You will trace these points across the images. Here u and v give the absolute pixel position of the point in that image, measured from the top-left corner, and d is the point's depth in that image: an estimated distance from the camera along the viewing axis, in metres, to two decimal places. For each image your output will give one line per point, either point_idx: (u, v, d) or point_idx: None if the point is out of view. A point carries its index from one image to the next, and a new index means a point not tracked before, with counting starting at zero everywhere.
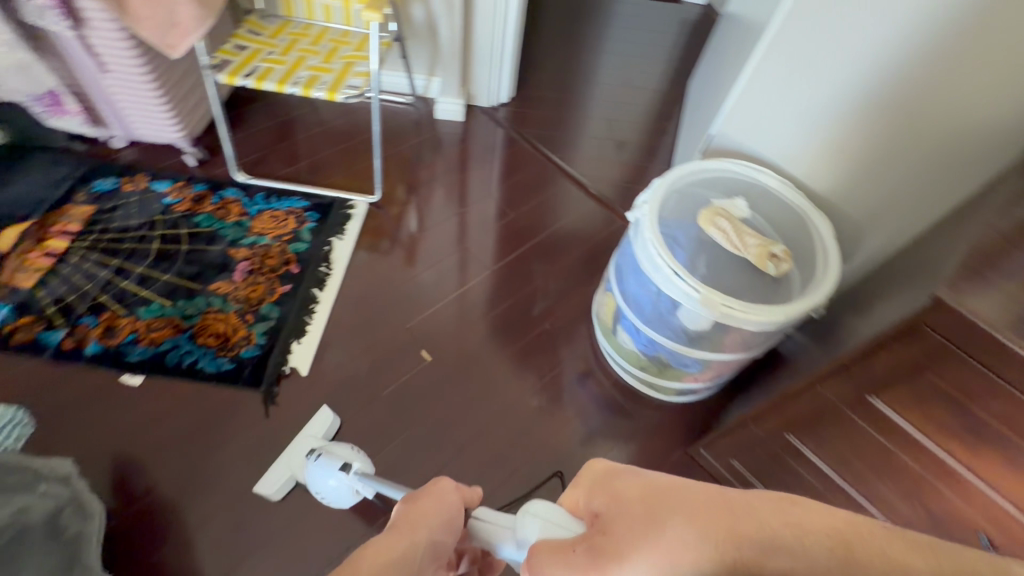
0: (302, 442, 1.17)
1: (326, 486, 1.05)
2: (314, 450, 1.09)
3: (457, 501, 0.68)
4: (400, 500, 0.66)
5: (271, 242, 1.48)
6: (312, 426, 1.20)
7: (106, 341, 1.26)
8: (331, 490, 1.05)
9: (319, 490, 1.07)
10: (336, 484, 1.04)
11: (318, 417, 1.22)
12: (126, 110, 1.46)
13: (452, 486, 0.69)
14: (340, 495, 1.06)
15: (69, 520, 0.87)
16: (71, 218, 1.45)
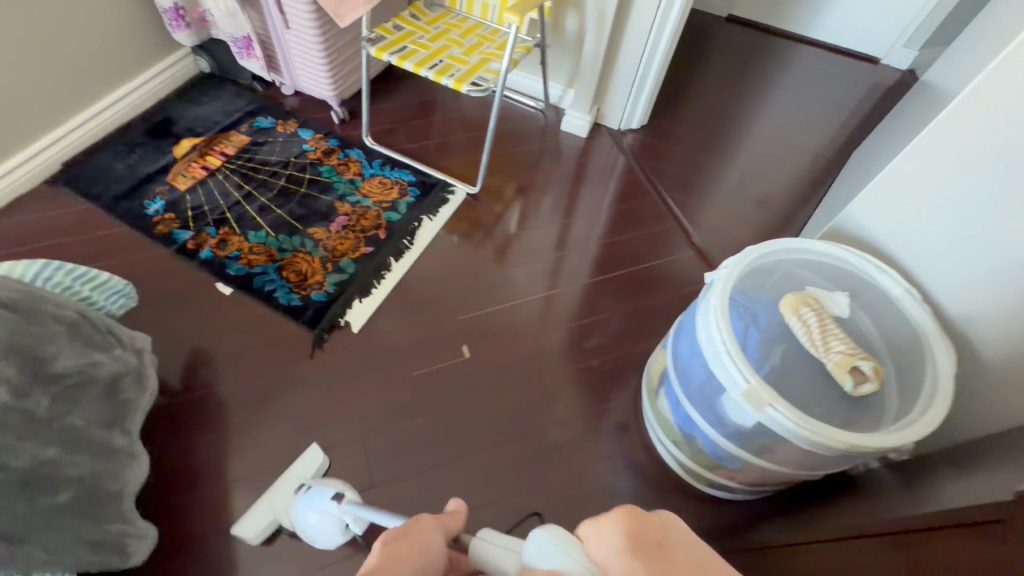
0: (288, 482, 1.15)
1: (316, 517, 1.04)
2: (307, 485, 1.09)
3: (439, 542, 0.68)
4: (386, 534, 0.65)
5: (371, 205, 1.60)
6: (298, 465, 1.18)
7: (217, 251, 1.46)
8: (322, 527, 1.04)
9: (309, 527, 1.05)
10: (329, 517, 1.03)
11: (306, 456, 1.19)
12: (296, 64, 1.67)
13: (434, 524, 0.70)
14: (331, 533, 1.04)
15: (125, 387, 1.02)
16: (230, 143, 1.71)
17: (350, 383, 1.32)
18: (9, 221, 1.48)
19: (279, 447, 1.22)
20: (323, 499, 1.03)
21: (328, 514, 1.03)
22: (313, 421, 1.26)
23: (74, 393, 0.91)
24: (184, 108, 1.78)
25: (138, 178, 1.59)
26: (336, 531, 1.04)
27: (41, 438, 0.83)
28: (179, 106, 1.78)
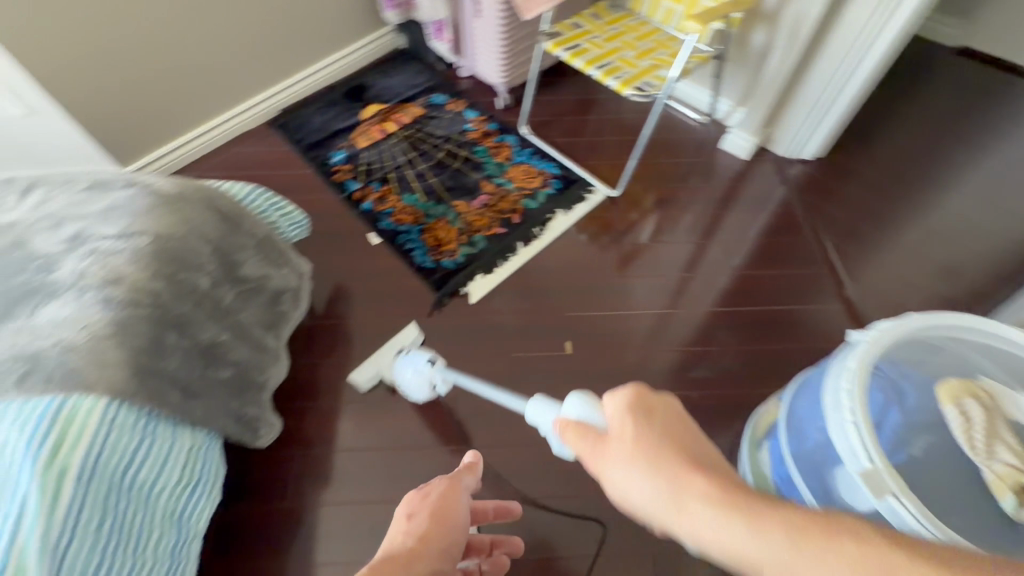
0: (391, 347, 1.38)
1: (410, 374, 1.25)
2: (405, 350, 1.30)
3: (461, 506, 0.90)
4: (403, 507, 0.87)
5: (513, 189, 1.69)
6: (398, 337, 1.39)
7: (375, 205, 1.66)
8: (415, 383, 1.25)
9: (404, 381, 1.26)
10: (422, 375, 1.23)
11: (406, 331, 1.40)
12: (477, 50, 1.81)
13: (457, 496, 0.91)
14: (422, 391, 1.26)
15: (283, 301, 1.22)
16: (406, 113, 1.91)
17: (456, 346, 1.42)
18: (234, 150, 1.84)
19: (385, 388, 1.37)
20: (419, 361, 1.23)
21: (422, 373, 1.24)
22: None
23: (248, 295, 1.12)
24: (377, 77, 2.03)
25: (330, 131, 1.87)
26: (426, 388, 1.25)
27: (220, 324, 1.03)
28: (374, 75, 2.04)
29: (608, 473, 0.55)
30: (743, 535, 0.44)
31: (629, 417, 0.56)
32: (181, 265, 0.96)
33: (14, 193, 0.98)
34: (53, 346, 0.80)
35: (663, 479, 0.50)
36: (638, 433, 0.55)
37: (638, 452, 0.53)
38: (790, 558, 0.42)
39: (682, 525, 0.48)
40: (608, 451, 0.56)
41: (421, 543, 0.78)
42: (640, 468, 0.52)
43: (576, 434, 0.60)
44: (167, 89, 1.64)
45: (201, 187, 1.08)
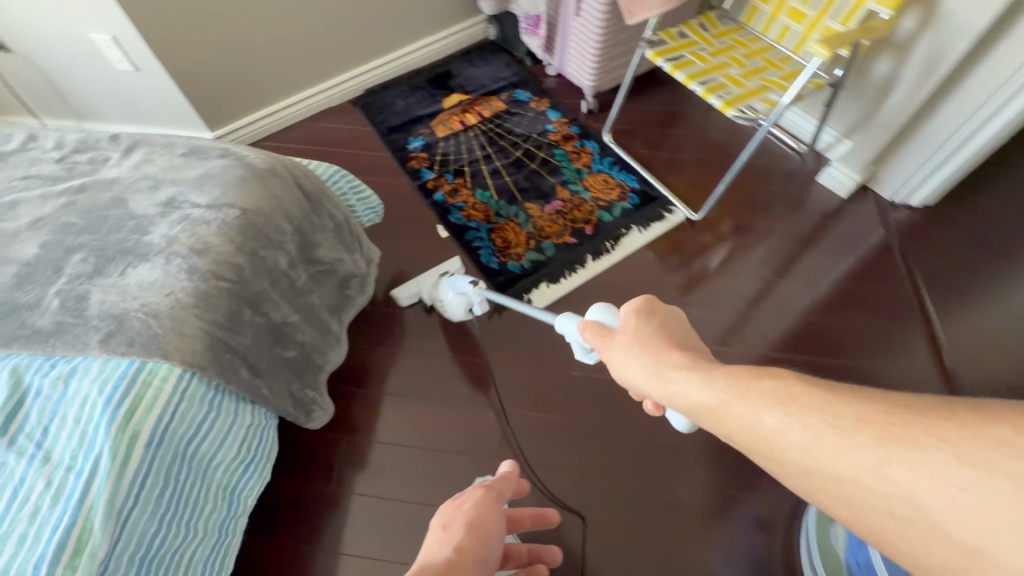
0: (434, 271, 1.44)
1: (453, 293, 1.31)
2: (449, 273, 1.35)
3: (495, 516, 0.83)
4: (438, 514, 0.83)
5: (588, 199, 1.62)
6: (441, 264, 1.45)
7: (447, 198, 1.64)
8: (454, 303, 1.32)
9: (446, 301, 1.33)
10: (462, 295, 1.30)
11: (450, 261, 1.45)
12: (570, 50, 1.74)
13: (492, 504, 0.85)
14: (460, 309, 1.33)
15: (350, 286, 1.22)
16: (488, 106, 1.87)
17: (511, 354, 1.39)
18: (317, 125, 1.87)
19: (436, 386, 1.35)
20: (462, 283, 1.28)
21: (461, 293, 1.30)
22: (470, 374, 1.37)
23: (320, 277, 1.12)
24: (463, 66, 2.00)
25: (411, 117, 1.86)
26: (463, 308, 1.32)
27: (291, 304, 1.03)
28: (461, 64, 2.01)
29: (611, 359, 0.63)
30: (698, 386, 0.50)
31: (633, 315, 0.63)
32: (264, 242, 0.96)
33: (119, 150, 1.01)
34: (138, 310, 0.81)
35: (650, 357, 0.57)
36: (638, 325, 0.61)
37: (634, 339, 0.60)
38: (733, 402, 0.46)
39: (661, 391, 0.54)
40: (615, 343, 0.63)
41: (458, 553, 0.73)
42: (635, 352, 0.59)
43: (591, 331, 0.68)
44: (265, 59, 1.67)
45: (291, 163, 1.07)
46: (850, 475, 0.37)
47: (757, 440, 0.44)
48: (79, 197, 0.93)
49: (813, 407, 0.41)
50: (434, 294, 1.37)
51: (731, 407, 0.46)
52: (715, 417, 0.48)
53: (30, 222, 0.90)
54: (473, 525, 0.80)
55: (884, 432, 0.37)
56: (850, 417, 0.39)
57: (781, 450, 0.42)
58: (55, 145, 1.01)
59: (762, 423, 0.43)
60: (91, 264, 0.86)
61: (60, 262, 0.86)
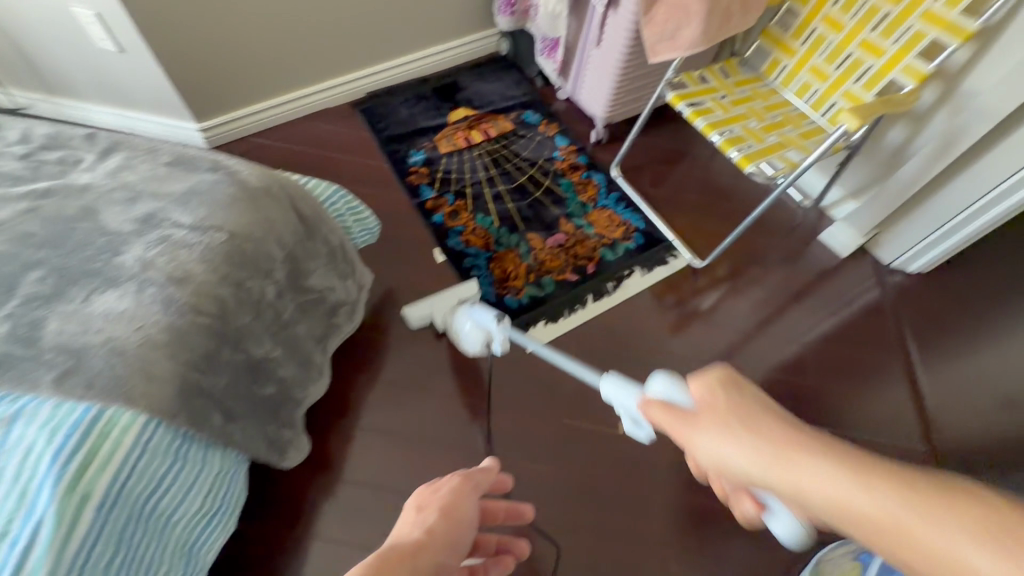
0: (451, 296, 1.33)
1: (472, 324, 1.16)
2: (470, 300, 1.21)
3: (471, 506, 0.77)
4: (413, 499, 0.75)
5: (592, 235, 1.58)
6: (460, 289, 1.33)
7: (446, 219, 1.56)
8: (472, 336, 1.17)
9: (465, 333, 1.17)
10: (481, 330, 1.15)
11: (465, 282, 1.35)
12: (586, 78, 1.69)
13: (468, 492, 0.78)
14: (478, 343, 1.17)
15: (339, 314, 1.14)
16: (495, 125, 1.81)
17: (502, 396, 1.32)
18: (314, 125, 1.76)
19: (418, 424, 1.27)
20: (486, 315, 1.13)
21: (482, 327, 1.15)
22: (457, 415, 1.29)
23: (308, 307, 1.04)
24: (472, 80, 1.93)
25: (415, 128, 1.78)
26: (480, 343, 1.17)
27: (275, 338, 0.94)
28: (469, 77, 1.94)
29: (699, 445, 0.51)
30: (845, 490, 0.43)
31: (720, 391, 0.52)
32: (251, 270, 0.87)
33: (95, 152, 0.90)
34: (101, 346, 0.72)
35: (761, 445, 0.48)
36: (730, 402, 0.51)
37: (730, 423, 0.50)
38: (908, 519, 0.40)
39: (793, 492, 0.45)
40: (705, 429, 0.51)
41: (429, 536, 0.67)
42: (737, 439, 0.49)
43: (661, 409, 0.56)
44: (265, 51, 1.56)
45: (289, 183, 0.98)
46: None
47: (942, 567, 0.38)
48: (42, 203, 0.83)
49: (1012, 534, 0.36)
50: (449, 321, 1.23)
51: (907, 524, 0.40)
52: (880, 532, 0.41)
53: None
54: (447, 512, 0.73)
55: None
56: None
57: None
58: (20, 139, 0.90)
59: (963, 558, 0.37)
60: (50, 285, 0.76)
61: (12, 279, 0.76)
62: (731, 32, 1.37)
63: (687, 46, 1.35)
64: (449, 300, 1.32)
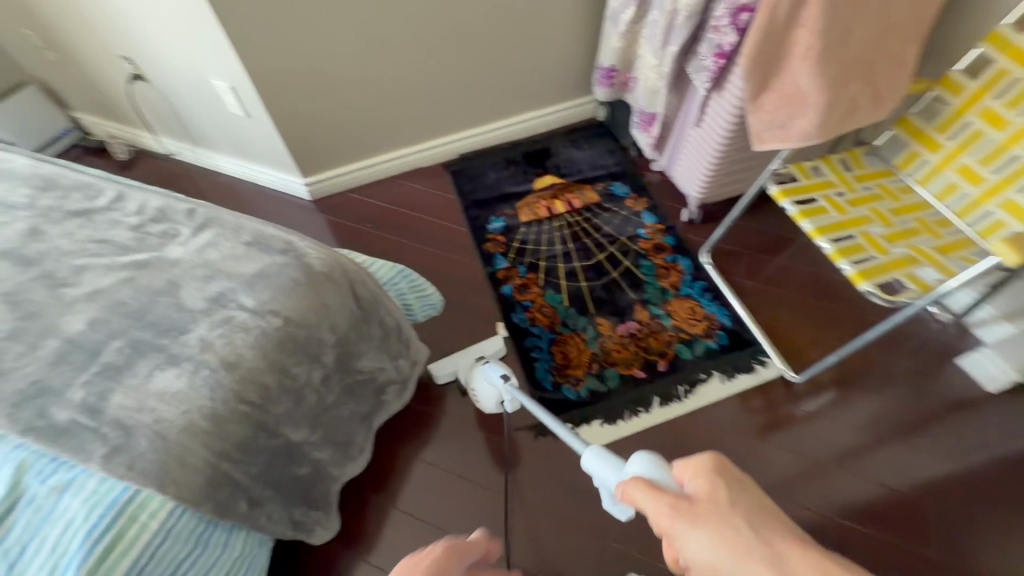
0: (472, 350, 1.39)
1: (485, 385, 1.22)
2: (481, 361, 1.28)
3: None
4: None
5: (669, 327, 1.44)
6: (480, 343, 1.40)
7: (515, 292, 1.53)
8: (486, 394, 1.24)
9: (479, 390, 1.24)
10: (491, 388, 1.22)
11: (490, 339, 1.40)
12: (682, 155, 1.59)
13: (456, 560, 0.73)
14: (492, 401, 1.23)
15: (388, 392, 1.13)
16: (580, 196, 1.75)
17: (543, 500, 1.22)
18: (406, 184, 1.84)
19: (453, 514, 1.21)
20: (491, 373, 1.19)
21: (492, 385, 1.22)
22: (495, 513, 1.21)
23: (355, 387, 1.04)
24: (563, 146, 1.91)
25: (499, 192, 1.79)
26: (495, 401, 1.23)
27: (315, 423, 0.94)
28: (561, 143, 1.92)
29: (692, 543, 0.47)
30: None
31: (724, 485, 0.50)
32: (299, 356, 0.89)
33: (190, 227, 0.99)
34: (149, 426, 0.76)
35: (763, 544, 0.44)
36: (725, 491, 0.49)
37: (726, 516, 0.47)
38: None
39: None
40: (702, 523, 0.47)
41: None
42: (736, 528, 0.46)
43: (652, 496, 0.53)
44: (369, 116, 1.66)
45: (352, 268, 1.00)
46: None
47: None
48: (138, 274, 0.92)
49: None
50: (467, 380, 1.31)
51: None
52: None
53: (87, 293, 0.90)
54: None
55: None
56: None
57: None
58: (136, 210, 1.01)
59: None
60: (125, 356, 0.83)
61: (97, 346, 0.84)
62: (855, 125, 1.20)
63: (798, 138, 1.20)
64: (469, 354, 1.38)
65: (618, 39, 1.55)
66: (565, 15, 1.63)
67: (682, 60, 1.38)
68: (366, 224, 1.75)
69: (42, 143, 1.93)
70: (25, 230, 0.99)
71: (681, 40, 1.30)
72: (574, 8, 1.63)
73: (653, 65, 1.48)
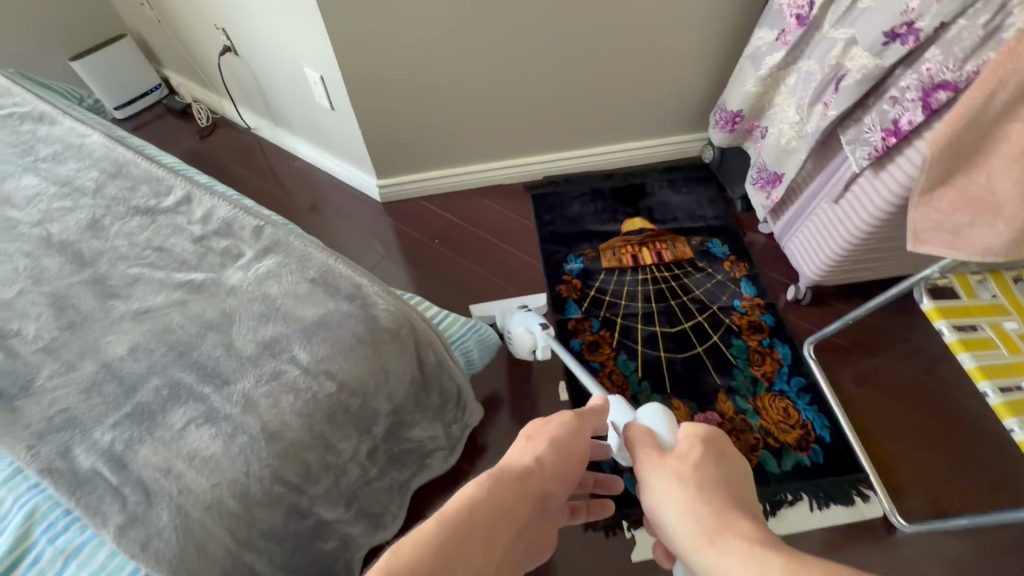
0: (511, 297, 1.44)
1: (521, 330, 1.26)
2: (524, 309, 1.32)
3: (581, 445, 0.72)
4: (525, 430, 0.71)
5: (755, 427, 1.26)
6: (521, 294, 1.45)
7: (585, 349, 1.38)
8: (520, 340, 1.26)
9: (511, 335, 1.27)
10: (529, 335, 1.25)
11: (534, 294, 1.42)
12: (803, 228, 1.37)
13: (574, 419, 0.73)
14: (523, 348, 1.26)
15: (433, 457, 1.01)
16: (672, 247, 1.57)
17: None
18: (482, 201, 1.70)
19: None
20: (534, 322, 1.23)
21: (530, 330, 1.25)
22: None
23: (400, 456, 0.92)
24: (659, 186, 1.72)
25: (582, 228, 1.63)
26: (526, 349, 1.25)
27: (350, 501, 0.82)
28: (657, 181, 1.73)
29: (650, 486, 0.59)
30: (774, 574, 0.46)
31: (700, 448, 0.60)
32: (346, 429, 0.77)
33: (255, 248, 0.89)
34: (173, 497, 0.66)
35: (701, 509, 0.54)
36: (698, 460, 0.59)
37: (682, 474, 0.58)
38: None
39: (713, 557, 0.50)
40: (664, 467, 0.60)
41: (538, 470, 0.66)
42: (685, 487, 0.57)
43: (639, 441, 0.65)
44: (456, 125, 1.53)
45: (422, 327, 0.87)
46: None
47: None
48: (191, 298, 0.82)
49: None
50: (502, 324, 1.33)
51: None
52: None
53: (135, 310, 0.81)
54: (558, 445, 0.70)
55: None
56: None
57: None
58: (201, 218, 0.92)
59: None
60: (161, 398, 0.73)
61: (136, 381, 0.75)
62: None
63: (977, 250, 0.97)
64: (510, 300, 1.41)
65: (755, 82, 1.33)
66: (691, 44, 1.45)
67: (835, 127, 1.16)
68: (434, 239, 1.63)
69: (128, 99, 1.91)
70: (85, 222, 0.91)
71: (843, 106, 1.08)
72: (703, 38, 1.44)
73: (794, 122, 1.25)
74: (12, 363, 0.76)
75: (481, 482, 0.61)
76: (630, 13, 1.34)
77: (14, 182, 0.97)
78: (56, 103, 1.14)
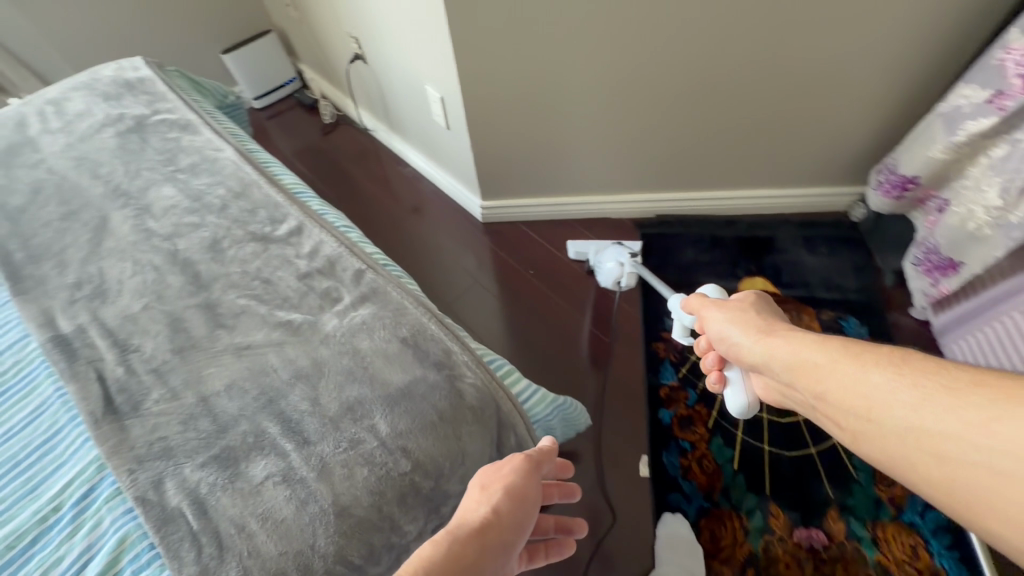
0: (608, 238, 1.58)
1: (610, 260, 1.44)
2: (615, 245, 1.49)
3: (534, 489, 0.67)
4: (477, 478, 0.67)
5: (870, 560, 1.07)
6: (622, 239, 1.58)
7: (675, 423, 1.25)
8: (608, 271, 1.44)
9: (602, 266, 1.45)
10: (616, 265, 1.43)
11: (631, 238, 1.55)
12: (984, 333, 1.12)
13: (523, 462, 0.68)
14: (610, 279, 1.44)
15: None
16: (796, 317, 1.37)
17: None
18: (585, 233, 1.60)
19: None
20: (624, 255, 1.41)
21: (619, 263, 1.42)
22: None
23: None
24: (791, 242, 1.50)
25: (692, 280, 1.47)
26: (613, 278, 1.43)
27: None
28: (789, 237, 1.51)
29: (718, 318, 0.81)
30: (806, 349, 0.62)
31: (754, 296, 0.82)
32: (415, 511, 0.72)
33: (352, 294, 0.87)
34: (242, 558, 0.66)
35: (754, 324, 0.74)
36: (753, 301, 0.80)
37: (745, 308, 0.78)
38: (831, 359, 0.58)
39: (764, 347, 0.69)
40: (725, 305, 0.82)
41: (493, 524, 0.61)
42: (743, 312, 0.77)
43: (704, 299, 0.87)
44: (572, 154, 1.43)
45: (507, 407, 0.80)
46: (956, 429, 0.45)
47: (856, 397, 0.54)
48: (288, 341, 0.83)
49: (884, 357, 0.53)
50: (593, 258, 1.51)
51: (840, 366, 0.56)
52: (812, 373, 0.60)
53: (238, 345, 0.83)
54: (513, 492, 0.65)
55: (941, 389, 0.47)
56: (966, 383, 0.46)
57: (879, 407, 0.51)
58: (308, 253, 0.92)
59: (864, 381, 0.54)
60: (246, 445, 0.74)
61: (227, 422, 0.76)
62: None
63: None
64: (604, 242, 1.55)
65: (943, 148, 1.09)
66: (859, 90, 1.23)
67: None
68: (529, 269, 1.56)
69: (266, 91, 2.03)
70: (207, 241, 0.95)
71: None
72: (876, 84, 1.22)
73: (993, 206, 1.01)
74: (128, 380, 0.81)
75: (439, 541, 0.58)
76: (793, 53, 1.16)
77: (156, 191, 1.04)
78: (201, 112, 1.22)
